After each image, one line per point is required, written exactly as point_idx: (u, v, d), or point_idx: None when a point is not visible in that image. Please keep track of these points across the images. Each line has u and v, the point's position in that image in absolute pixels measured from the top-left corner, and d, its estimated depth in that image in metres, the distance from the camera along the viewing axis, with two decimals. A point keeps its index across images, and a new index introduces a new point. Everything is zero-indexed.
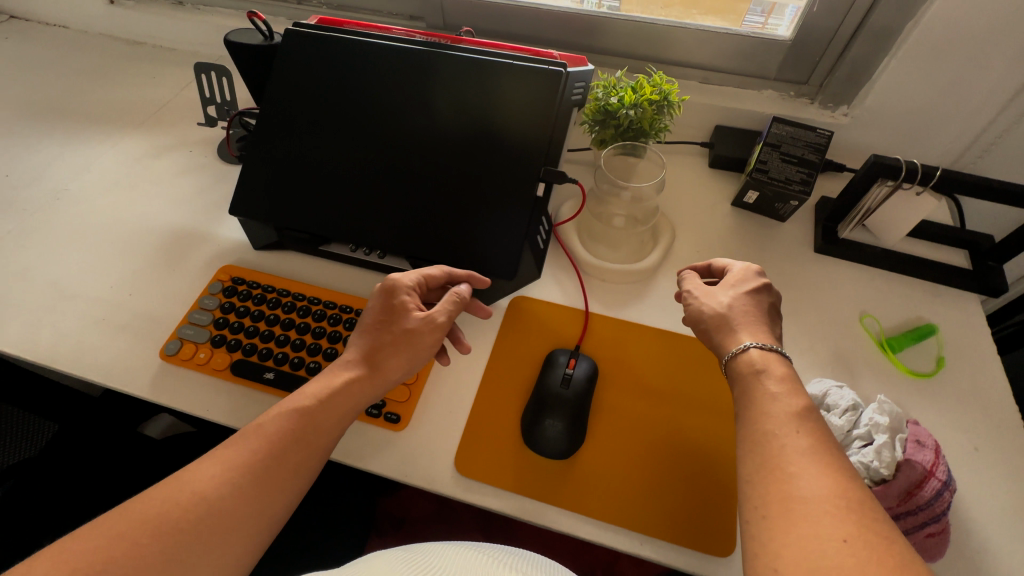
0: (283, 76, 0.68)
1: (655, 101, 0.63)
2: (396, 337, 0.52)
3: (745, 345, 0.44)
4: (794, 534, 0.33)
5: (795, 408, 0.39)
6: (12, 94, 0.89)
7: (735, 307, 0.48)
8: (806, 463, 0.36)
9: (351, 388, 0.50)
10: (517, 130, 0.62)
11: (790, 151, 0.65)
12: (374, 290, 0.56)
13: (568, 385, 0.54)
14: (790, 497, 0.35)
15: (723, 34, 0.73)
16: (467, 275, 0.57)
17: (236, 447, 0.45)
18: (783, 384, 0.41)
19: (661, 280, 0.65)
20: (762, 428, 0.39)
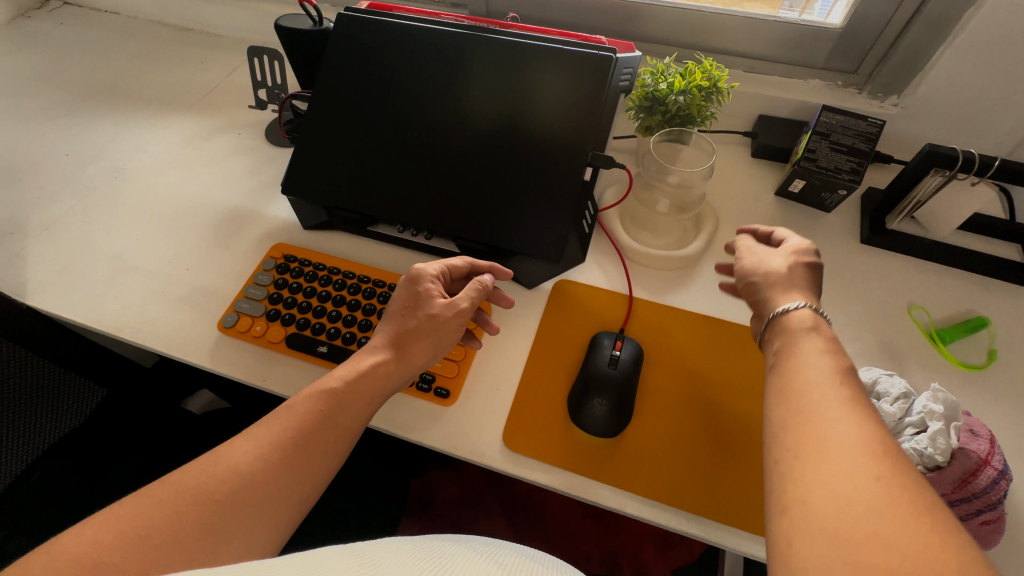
0: (334, 59, 0.70)
1: (704, 87, 0.63)
2: (419, 324, 0.53)
3: (797, 304, 0.44)
4: (823, 474, 0.32)
5: (840, 365, 0.38)
6: (72, 76, 0.92)
7: (794, 271, 0.47)
8: (843, 409, 0.35)
9: (377, 371, 0.51)
10: (565, 115, 0.63)
11: (839, 141, 0.64)
12: (402, 278, 0.58)
13: (614, 367, 0.54)
14: (824, 440, 0.33)
15: (772, 22, 0.73)
16: (490, 266, 0.58)
17: (278, 427, 0.47)
18: (829, 342, 0.40)
19: (705, 268, 0.65)
20: (800, 377, 0.38)
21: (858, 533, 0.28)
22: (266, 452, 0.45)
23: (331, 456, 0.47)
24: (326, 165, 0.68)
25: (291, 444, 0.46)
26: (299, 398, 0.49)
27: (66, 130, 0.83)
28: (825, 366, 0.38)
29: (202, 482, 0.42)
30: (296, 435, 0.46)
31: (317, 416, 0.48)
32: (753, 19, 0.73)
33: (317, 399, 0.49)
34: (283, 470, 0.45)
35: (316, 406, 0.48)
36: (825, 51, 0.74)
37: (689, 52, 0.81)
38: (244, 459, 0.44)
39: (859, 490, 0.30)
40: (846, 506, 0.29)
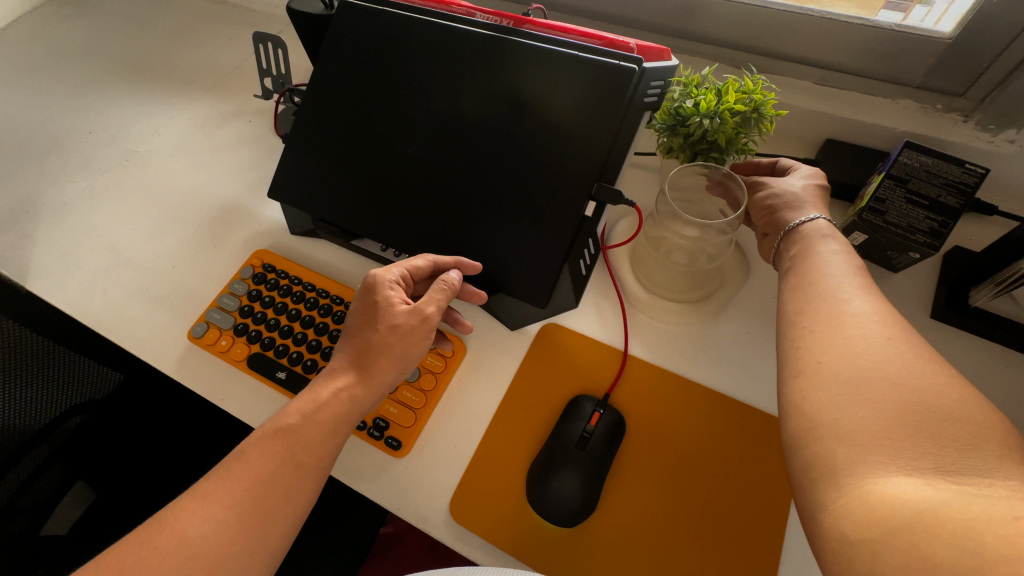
0: (334, 52, 0.64)
1: (738, 111, 0.51)
2: (381, 338, 0.48)
3: (816, 215, 0.44)
4: (840, 338, 0.32)
5: (855, 262, 0.39)
6: (104, 49, 0.93)
7: (807, 190, 0.47)
8: (856, 291, 0.35)
9: (339, 398, 0.47)
10: (572, 135, 0.53)
11: (918, 190, 0.51)
12: (358, 288, 0.52)
13: (583, 447, 0.47)
14: (841, 313, 0.34)
15: (858, 25, 0.58)
16: (455, 262, 0.54)
17: (232, 480, 0.44)
18: (847, 247, 0.40)
19: (723, 328, 0.55)
20: (816, 273, 0.38)
21: (874, 376, 0.29)
22: (218, 512, 0.42)
23: (293, 505, 0.44)
24: (316, 168, 0.63)
25: (246, 498, 0.43)
26: (251, 442, 0.46)
27: (91, 108, 0.84)
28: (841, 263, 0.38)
29: (143, 556, 0.40)
30: (252, 486, 0.43)
31: (275, 457, 0.45)
32: (835, 20, 0.59)
33: (273, 439, 0.45)
34: (236, 530, 0.42)
35: (273, 447, 0.45)
36: (925, 65, 0.59)
37: (747, 55, 0.68)
38: (192, 524, 0.42)
39: (874, 348, 0.30)
40: (859, 363, 0.30)
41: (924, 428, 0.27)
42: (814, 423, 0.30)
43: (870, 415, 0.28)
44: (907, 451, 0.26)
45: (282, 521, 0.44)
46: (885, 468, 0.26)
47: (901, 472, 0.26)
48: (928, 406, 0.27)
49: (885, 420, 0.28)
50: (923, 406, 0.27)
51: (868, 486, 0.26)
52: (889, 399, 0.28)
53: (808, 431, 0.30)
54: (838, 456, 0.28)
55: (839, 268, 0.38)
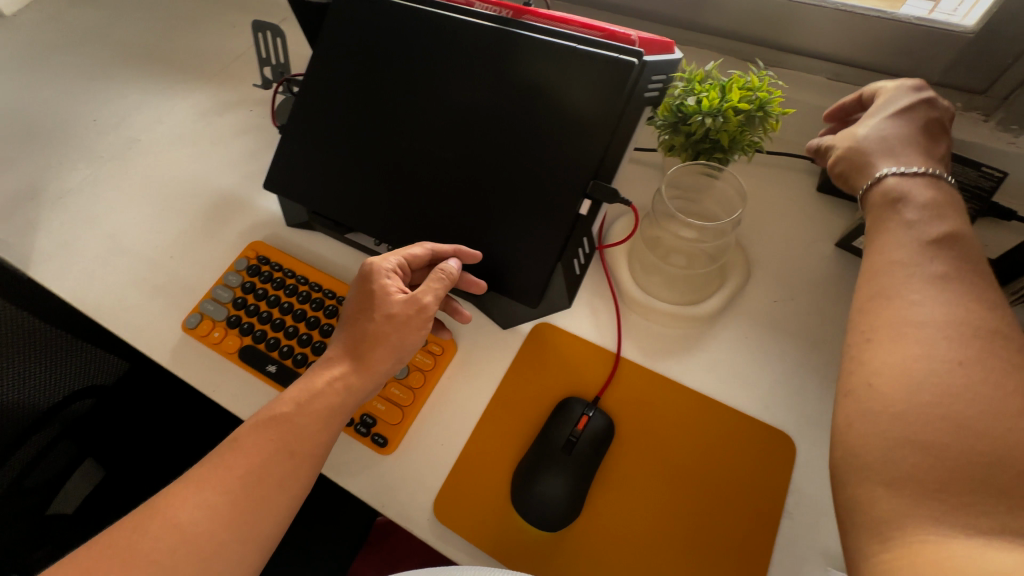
0: (331, 41, 0.63)
1: (742, 109, 0.49)
2: (377, 327, 0.48)
3: (886, 176, 0.39)
4: (899, 355, 0.30)
5: (934, 235, 0.35)
6: (104, 30, 0.92)
7: (879, 138, 0.42)
8: (926, 287, 0.32)
9: (335, 386, 0.47)
10: (568, 130, 0.52)
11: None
12: (355, 276, 0.52)
13: (568, 450, 0.46)
14: (903, 323, 0.32)
15: (875, 19, 0.56)
16: (453, 250, 0.53)
17: (224, 467, 0.44)
18: (925, 214, 0.36)
19: (720, 332, 0.54)
20: (885, 258, 0.36)
21: (931, 412, 0.28)
22: (211, 498, 0.42)
23: (286, 493, 0.44)
24: (312, 159, 0.63)
25: (238, 484, 0.43)
26: (244, 430, 0.45)
27: (93, 93, 0.83)
28: (921, 233, 0.35)
29: (135, 542, 0.40)
30: (245, 474, 0.43)
31: (269, 445, 0.44)
32: (851, 12, 0.57)
33: (266, 427, 0.45)
34: (228, 516, 0.42)
35: (266, 435, 0.45)
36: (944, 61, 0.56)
37: (757, 49, 0.66)
38: (183, 510, 0.42)
39: (936, 372, 0.29)
40: (909, 397, 0.29)
41: (990, 484, 0.25)
42: (857, 463, 0.29)
43: (920, 461, 0.27)
44: (959, 505, 0.25)
45: (272, 507, 0.43)
46: (940, 526, 0.25)
47: (957, 531, 0.25)
48: (1000, 459, 0.25)
49: (941, 472, 0.26)
50: (994, 458, 0.26)
51: (919, 543, 0.25)
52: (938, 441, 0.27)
53: (855, 470, 0.29)
54: (884, 506, 0.27)
55: (919, 240, 0.35)
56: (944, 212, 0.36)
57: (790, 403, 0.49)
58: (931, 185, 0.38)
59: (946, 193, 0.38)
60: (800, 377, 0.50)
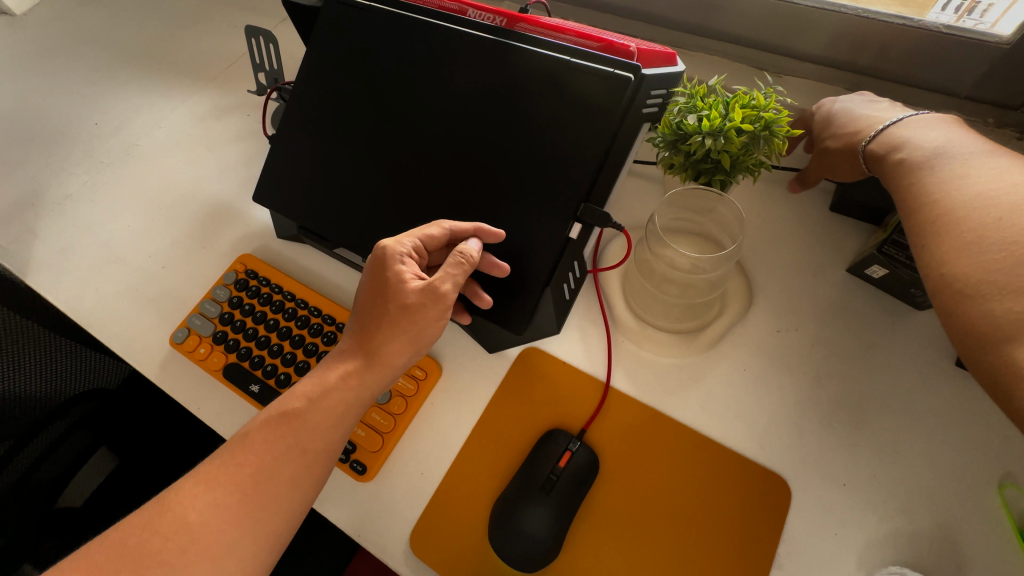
0: (322, 48, 0.61)
1: (746, 130, 0.46)
2: (393, 317, 0.44)
3: (863, 146, 0.45)
4: (948, 240, 0.34)
5: (924, 151, 0.40)
6: (105, 30, 0.91)
7: (830, 138, 0.50)
8: (938, 185, 0.37)
9: (347, 381, 0.44)
10: (559, 150, 0.49)
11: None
12: (367, 259, 0.47)
13: (547, 490, 0.44)
14: (940, 215, 0.36)
15: (899, 26, 0.52)
16: (474, 228, 0.48)
17: (235, 464, 0.40)
18: (909, 143, 0.41)
19: (717, 364, 0.51)
20: (903, 187, 0.40)
21: (1021, 253, 0.31)
22: (221, 497, 0.38)
23: (300, 490, 0.41)
24: (301, 171, 0.61)
25: (249, 481, 0.39)
26: (253, 427, 0.42)
27: (92, 95, 0.83)
28: (921, 157, 0.39)
29: (145, 540, 0.37)
30: (256, 471, 0.40)
31: (279, 443, 0.41)
32: (873, 19, 0.52)
33: (276, 425, 0.41)
34: (241, 515, 0.38)
35: (275, 432, 0.41)
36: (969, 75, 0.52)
37: (770, 57, 0.62)
38: (192, 508, 0.38)
39: (994, 232, 0.32)
40: (989, 256, 0.32)
41: None
42: (971, 335, 0.32)
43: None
44: None
45: (283, 510, 0.40)
46: None
47: None
48: None
49: None
50: None
51: None
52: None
53: (972, 343, 0.32)
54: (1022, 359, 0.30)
55: (925, 164, 0.39)
56: (928, 136, 0.41)
57: (789, 443, 0.46)
58: (906, 125, 0.43)
59: (925, 121, 0.43)
60: (802, 414, 0.47)
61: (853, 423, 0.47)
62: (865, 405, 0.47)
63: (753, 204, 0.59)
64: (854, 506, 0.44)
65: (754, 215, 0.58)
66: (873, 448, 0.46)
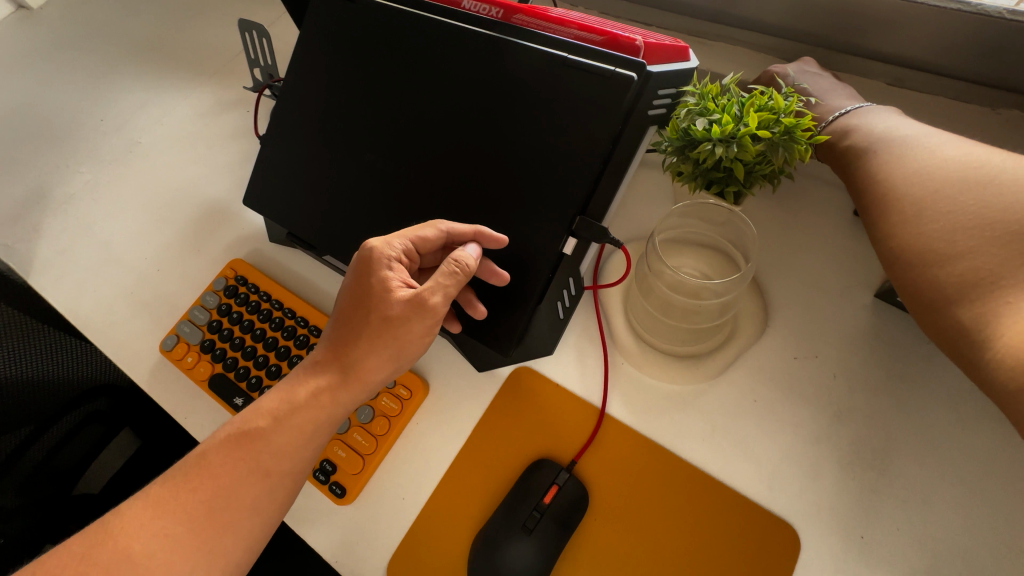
0: (309, 41, 0.58)
1: (762, 137, 0.40)
2: (373, 330, 0.41)
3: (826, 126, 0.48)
4: (897, 216, 0.40)
5: (869, 136, 0.45)
6: (110, 20, 0.90)
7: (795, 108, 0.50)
8: (884, 165, 0.42)
9: (318, 399, 0.41)
10: (550, 156, 0.44)
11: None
12: (352, 259, 0.44)
13: (529, 529, 0.42)
14: (889, 194, 0.41)
15: (954, 12, 0.45)
16: (473, 232, 0.43)
17: (190, 488, 0.38)
18: (859, 129, 0.46)
19: (723, 392, 0.46)
20: (855, 170, 0.45)
21: (956, 221, 0.36)
22: (168, 527, 0.37)
23: (262, 516, 0.39)
24: (287, 171, 0.59)
25: (202, 510, 0.38)
26: (214, 445, 0.40)
27: (95, 89, 0.82)
28: (865, 142, 0.45)
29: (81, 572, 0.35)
30: (211, 499, 0.38)
31: (239, 466, 0.39)
32: (922, 4, 0.46)
33: (237, 445, 0.40)
34: (188, 546, 0.37)
35: (236, 454, 0.39)
36: None
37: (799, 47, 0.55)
38: (137, 538, 0.37)
39: (935, 205, 0.38)
40: (930, 226, 0.37)
41: (999, 246, 0.34)
42: (930, 302, 0.36)
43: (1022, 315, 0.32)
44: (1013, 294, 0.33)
45: (236, 537, 0.38)
46: (993, 303, 0.33)
47: (1001, 300, 0.33)
48: (989, 224, 0.35)
49: (974, 263, 0.35)
50: (986, 225, 0.35)
51: (1003, 331, 0.33)
52: (983, 245, 0.35)
53: (932, 309, 0.36)
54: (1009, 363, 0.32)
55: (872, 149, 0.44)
56: (870, 123, 0.46)
57: (798, 486, 0.42)
58: (854, 114, 0.48)
59: (871, 109, 0.48)
60: (817, 453, 0.43)
61: (875, 467, 0.42)
62: (889, 446, 0.42)
63: (774, 213, 0.53)
64: (869, 561, 0.39)
65: (774, 227, 0.52)
66: (897, 496, 0.41)
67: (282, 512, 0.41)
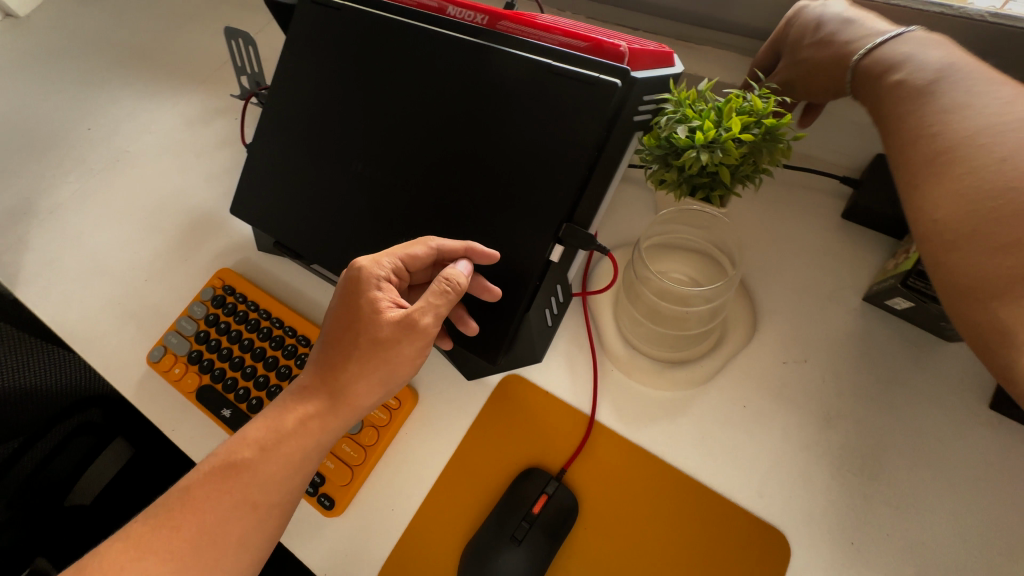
0: (295, 49, 0.57)
1: (744, 140, 0.40)
2: (363, 353, 0.41)
3: (877, 47, 0.39)
4: (949, 178, 0.31)
5: (930, 71, 0.35)
6: (96, 29, 0.89)
7: (833, 38, 0.43)
8: (945, 112, 0.33)
9: (307, 425, 0.40)
10: (537, 163, 0.44)
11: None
12: (339, 281, 0.43)
13: (518, 540, 0.41)
14: (939, 149, 0.32)
15: (936, 15, 0.45)
16: (464, 248, 0.42)
17: (173, 526, 0.37)
18: (921, 57, 0.36)
19: (713, 399, 0.46)
20: (902, 110, 0.35)
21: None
22: (150, 568, 0.35)
23: (250, 550, 0.38)
24: (274, 179, 0.58)
25: (186, 547, 0.36)
26: (198, 478, 0.39)
27: (83, 99, 0.81)
28: (920, 79, 0.35)
29: None
30: (195, 536, 0.37)
31: (224, 500, 0.38)
32: (905, 7, 0.46)
33: (222, 477, 0.39)
34: None
35: (221, 487, 0.38)
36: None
37: None
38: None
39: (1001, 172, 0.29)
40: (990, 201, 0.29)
41: None
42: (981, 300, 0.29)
43: None
44: None
45: (226, 563, 0.37)
46: None
47: None
48: None
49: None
50: None
51: None
52: None
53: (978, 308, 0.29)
54: None
55: (926, 92, 0.34)
56: (929, 54, 0.36)
57: (790, 494, 0.42)
58: (907, 37, 0.38)
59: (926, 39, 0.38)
60: (807, 460, 0.43)
61: (865, 473, 0.42)
62: (879, 452, 0.42)
63: (762, 218, 0.53)
64: (863, 568, 0.39)
65: (763, 231, 0.52)
66: (888, 503, 0.40)
67: (276, 535, 0.40)
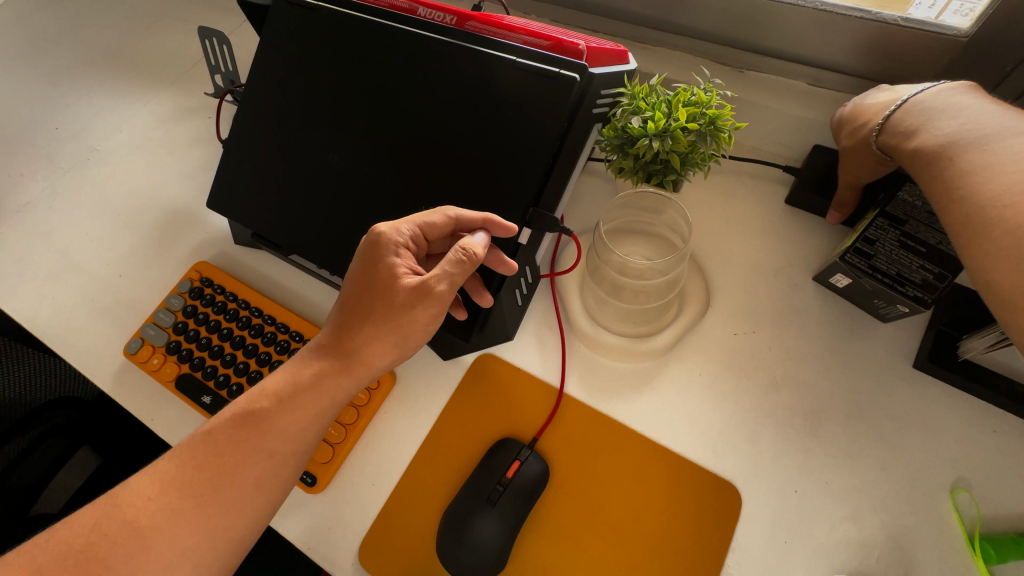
0: (270, 47, 0.59)
1: (691, 129, 0.45)
2: (379, 316, 0.42)
3: (883, 133, 0.43)
4: (988, 242, 0.33)
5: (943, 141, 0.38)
6: (62, 29, 0.89)
7: (848, 140, 0.48)
8: (967, 178, 0.35)
9: (322, 384, 0.42)
10: (505, 151, 0.47)
11: (915, 235, 0.44)
12: (359, 245, 0.44)
13: (493, 502, 0.44)
14: (973, 209, 0.34)
15: (858, 19, 0.50)
16: (483, 220, 0.43)
17: (195, 464, 0.39)
18: (932, 129, 0.39)
19: (673, 369, 0.50)
20: (933, 178, 0.38)
21: None
22: (174, 501, 0.38)
23: (265, 494, 0.40)
24: (252, 173, 0.60)
25: (207, 485, 0.38)
26: (218, 424, 0.41)
27: (50, 98, 0.81)
28: (935, 148, 0.38)
29: (91, 543, 0.36)
30: (215, 475, 0.39)
31: (244, 447, 0.40)
32: (832, 13, 0.51)
33: (241, 425, 0.41)
34: (195, 521, 0.38)
35: (240, 435, 0.40)
36: (937, 66, 0.51)
37: (731, 51, 0.60)
38: (143, 512, 0.37)
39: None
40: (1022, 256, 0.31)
41: None
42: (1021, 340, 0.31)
43: None
44: None
45: (246, 505, 0.39)
46: None
47: None
48: None
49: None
50: None
51: None
52: None
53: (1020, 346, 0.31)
54: None
55: (934, 153, 0.38)
56: (940, 123, 0.39)
57: (741, 450, 0.46)
58: (917, 109, 0.41)
59: (938, 93, 0.41)
60: (756, 420, 0.47)
61: (807, 430, 0.46)
62: (820, 410, 0.47)
63: (714, 204, 0.57)
64: (807, 511, 0.43)
65: (716, 216, 0.57)
66: (828, 454, 0.45)
67: (286, 485, 0.42)
